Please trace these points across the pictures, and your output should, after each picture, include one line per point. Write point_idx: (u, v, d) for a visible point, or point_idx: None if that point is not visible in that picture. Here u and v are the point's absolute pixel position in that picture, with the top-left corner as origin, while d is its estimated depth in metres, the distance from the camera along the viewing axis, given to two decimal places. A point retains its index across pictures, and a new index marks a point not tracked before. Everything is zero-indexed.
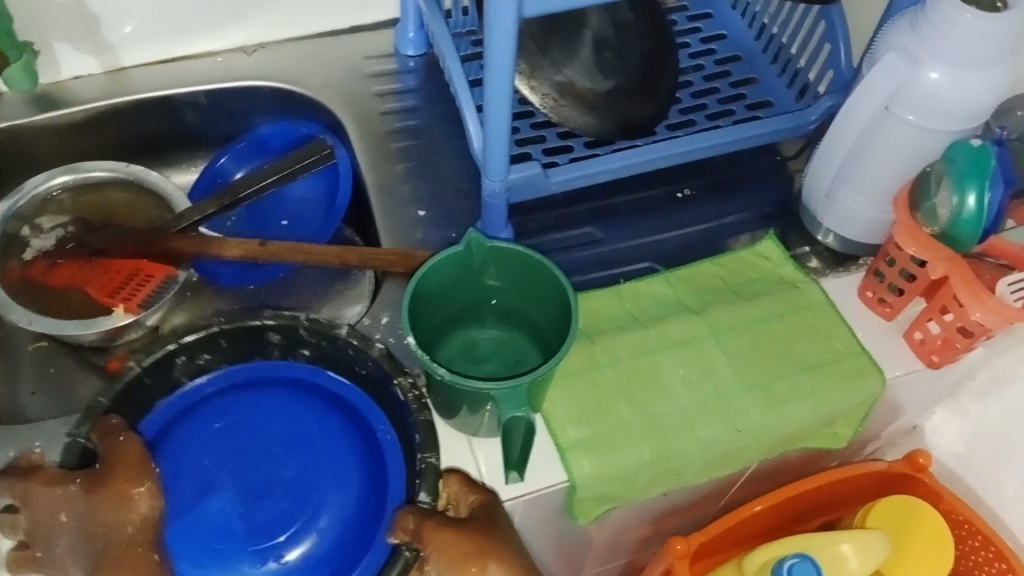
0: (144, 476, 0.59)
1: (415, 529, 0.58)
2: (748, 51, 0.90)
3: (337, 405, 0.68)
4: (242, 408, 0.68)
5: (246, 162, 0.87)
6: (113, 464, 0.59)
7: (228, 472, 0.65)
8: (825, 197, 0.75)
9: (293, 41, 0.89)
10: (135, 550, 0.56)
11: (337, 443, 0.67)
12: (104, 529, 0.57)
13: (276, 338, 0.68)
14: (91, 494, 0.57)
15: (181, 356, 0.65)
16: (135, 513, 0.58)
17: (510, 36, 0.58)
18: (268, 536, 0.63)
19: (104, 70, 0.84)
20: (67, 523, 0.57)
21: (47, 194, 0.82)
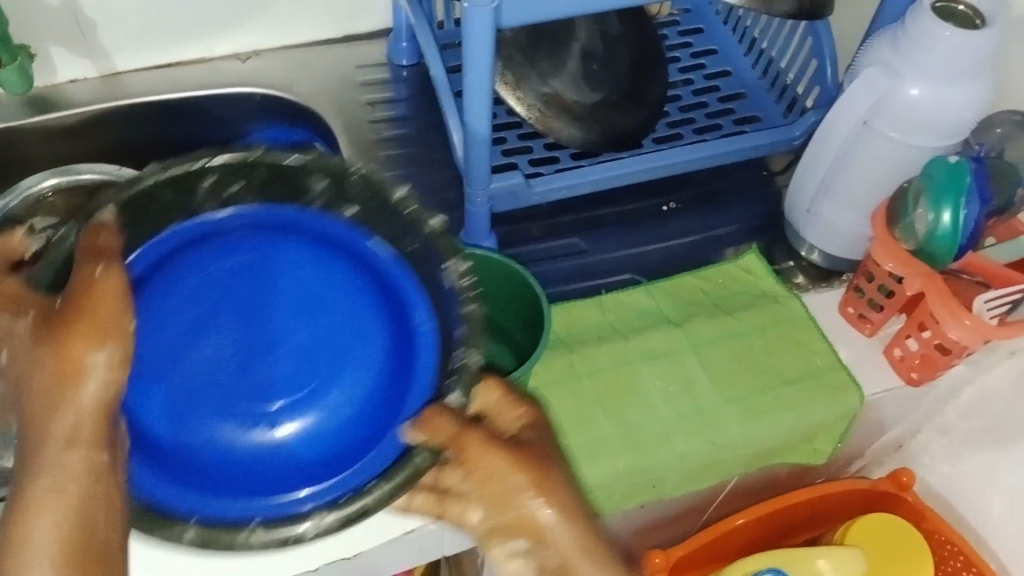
0: (112, 340, 0.43)
1: (453, 437, 0.49)
2: (738, 66, 0.91)
3: (375, 279, 0.52)
4: (257, 237, 0.51)
5: None
6: (77, 307, 0.43)
7: (223, 316, 0.51)
8: (806, 212, 0.75)
9: (286, 49, 0.90)
10: (76, 451, 0.42)
11: (360, 320, 0.52)
12: (43, 399, 0.42)
13: (320, 184, 0.51)
14: (37, 343, 0.43)
15: (211, 175, 0.49)
16: (80, 395, 0.42)
17: (486, 45, 0.59)
18: (265, 403, 0.52)
19: (99, 74, 0.85)
20: (19, 361, 0.44)
21: (40, 195, 0.83)
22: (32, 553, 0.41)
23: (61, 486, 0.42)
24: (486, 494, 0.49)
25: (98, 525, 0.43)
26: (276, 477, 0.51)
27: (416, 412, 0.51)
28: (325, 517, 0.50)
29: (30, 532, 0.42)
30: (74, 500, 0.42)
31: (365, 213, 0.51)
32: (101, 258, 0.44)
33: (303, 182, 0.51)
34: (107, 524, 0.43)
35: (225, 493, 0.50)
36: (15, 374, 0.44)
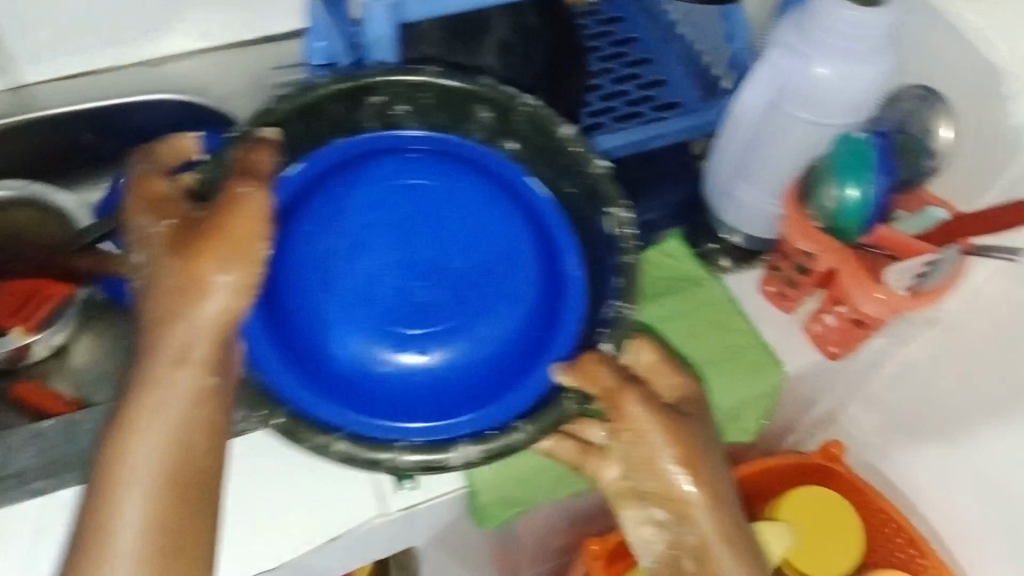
0: (239, 256, 0.52)
1: (609, 390, 0.59)
2: (658, 52, 0.91)
3: (532, 222, 0.63)
4: (416, 163, 0.63)
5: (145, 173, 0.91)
6: (206, 228, 0.52)
7: (386, 234, 0.62)
8: (725, 193, 0.75)
9: (199, 54, 0.88)
10: (196, 349, 0.52)
11: (529, 257, 0.63)
12: (173, 308, 0.51)
13: (483, 115, 0.62)
14: (173, 251, 0.52)
15: (377, 97, 0.61)
16: (204, 308, 0.51)
17: (381, 39, 0.59)
18: (392, 325, 0.61)
19: (6, 86, 0.83)
20: (155, 263, 0.53)
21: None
22: (135, 451, 0.50)
23: (167, 402, 0.51)
24: (632, 451, 0.62)
25: (195, 432, 0.52)
26: (411, 394, 0.60)
27: (566, 354, 0.60)
28: (458, 459, 0.58)
29: (138, 434, 0.50)
30: (175, 410, 0.51)
31: (523, 148, 0.64)
32: (245, 185, 0.52)
33: (469, 112, 0.63)
34: (202, 432, 0.52)
35: (361, 406, 0.59)
36: (145, 278, 0.53)
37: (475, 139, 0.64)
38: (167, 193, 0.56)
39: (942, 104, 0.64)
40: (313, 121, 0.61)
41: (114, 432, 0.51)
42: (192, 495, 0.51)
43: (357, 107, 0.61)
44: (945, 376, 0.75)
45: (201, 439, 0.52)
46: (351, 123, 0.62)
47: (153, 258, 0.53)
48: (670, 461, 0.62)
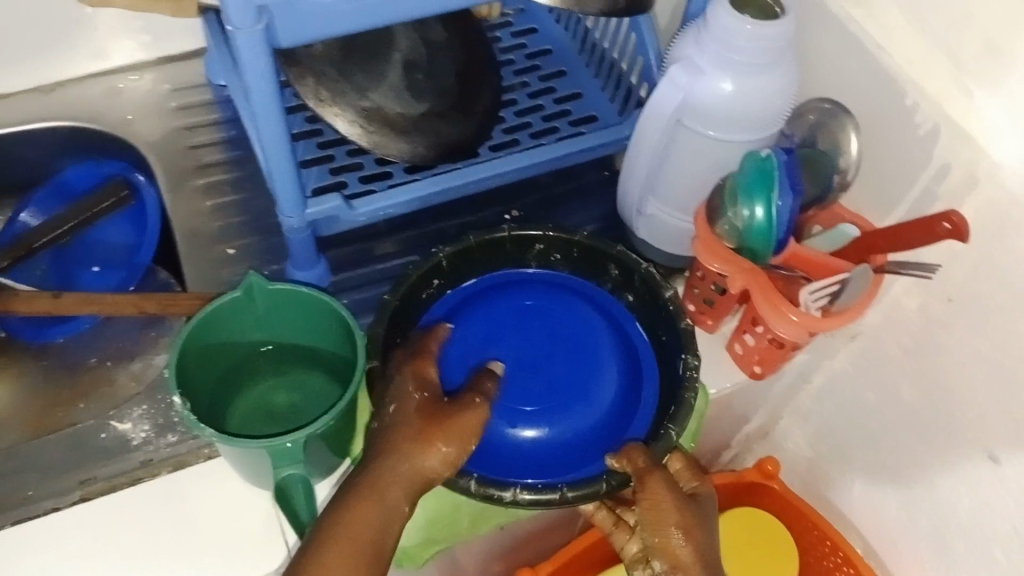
0: (457, 441, 0.54)
1: (643, 469, 0.59)
2: (573, 65, 0.89)
3: (625, 350, 0.68)
4: (541, 292, 0.70)
5: (48, 209, 0.82)
6: (461, 405, 0.56)
7: (513, 336, 0.68)
8: (636, 213, 0.73)
9: (94, 77, 0.85)
10: (389, 492, 0.53)
11: (613, 374, 0.67)
12: (402, 454, 0.53)
13: (614, 272, 0.69)
14: (417, 418, 0.55)
15: (541, 245, 0.69)
16: (423, 467, 0.53)
17: (265, 67, 0.56)
18: (529, 405, 0.65)
19: None
20: (398, 420, 0.55)
21: None
22: (338, 547, 0.51)
23: (388, 519, 0.53)
24: (648, 517, 0.59)
25: (383, 541, 0.53)
26: (525, 462, 0.63)
27: (642, 435, 0.64)
28: (518, 495, 0.58)
29: (343, 528, 0.52)
30: (378, 524, 0.52)
31: (637, 303, 0.69)
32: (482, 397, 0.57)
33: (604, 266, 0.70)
34: (388, 540, 0.53)
35: (476, 460, 0.62)
36: (383, 424, 0.55)
37: (604, 288, 0.71)
38: (433, 381, 0.58)
39: (847, 117, 0.63)
40: (475, 251, 0.69)
41: (333, 508, 0.53)
42: None
43: (526, 251, 0.70)
44: (870, 400, 0.72)
45: (386, 552, 0.53)
46: (518, 261, 0.71)
47: (399, 416, 0.55)
48: (669, 531, 0.59)
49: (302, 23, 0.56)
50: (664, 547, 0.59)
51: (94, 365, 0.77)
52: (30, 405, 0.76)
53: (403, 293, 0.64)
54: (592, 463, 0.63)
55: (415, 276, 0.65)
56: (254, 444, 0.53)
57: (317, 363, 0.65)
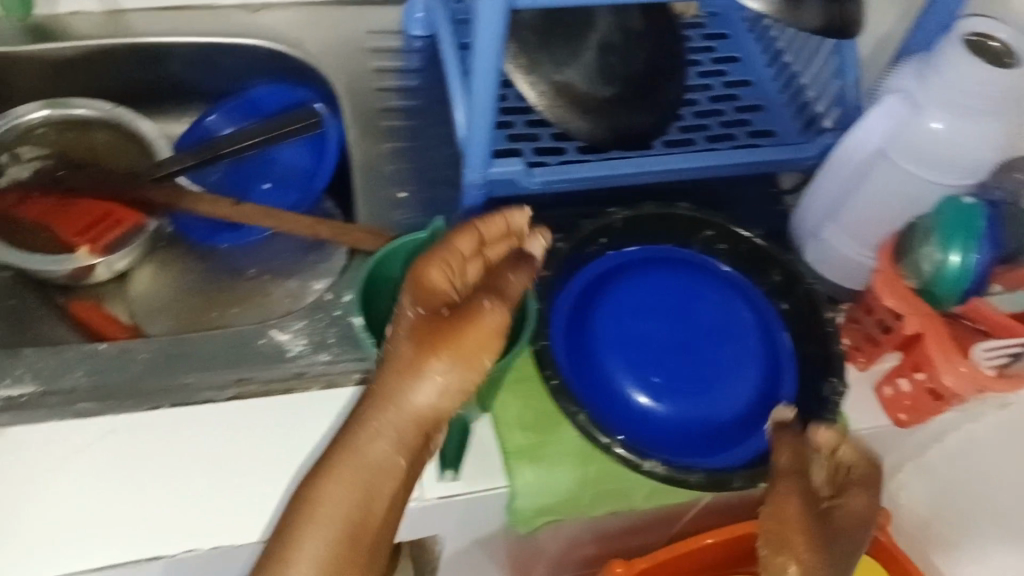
0: (453, 368, 0.51)
1: (783, 472, 0.59)
2: (760, 77, 0.88)
3: (770, 362, 0.66)
4: (714, 284, 0.69)
5: (235, 120, 0.87)
6: (462, 326, 0.51)
7: (667, 310, 0.68)
8: (810, 233, 0.72)
9: (297, 6, 0.87)
10: (378, 446, 0.52)
11: (752, 378, 0.66)
12: (390, 394, 0.51)
13: (776, 277, 0.69)
14: (416, 345, 0.51)
15: (710, 231, 0.70)
16: (415, 405, 0.51)
17: (497, 21, 0.57)
18: (665, 381, 0.65)
19: (104, 9, 0.84)
20: (396, 347, 0.52)
21: (29, 126, 0.82)
22: (330, 497, 0.51)
23: (379, 464, 0.52)
24: (772, 527, 0.58)
25: (376, 493, 0.52)
26: (645, 431, 0.63)
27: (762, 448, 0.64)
28: (655, 468, 0.60)
29: (334, 477, 0.51)
30: (368, 473, 0.51)
31: (790, 314, 0.69)
32: (493, 301, 0.52)
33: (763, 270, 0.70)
34: (383, 494, 0.52)
35: (602, 415, 0.63)
36: (382, 355, 0.53)
37: (762, 293, 0.69)
38: (443, 286, 0.52)
39: None
40: (648, 222, 0.69)
41: (322, 465, 0.52)
42: (361, 549, 0.51)
43: (692, 234, 0.71)
44: None
45: (378, 503, 0.52)
46: (682, 242, 0.71)
47: (394, 341, 0.52)
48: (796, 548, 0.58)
49: None
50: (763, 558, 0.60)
51: (253, 276, 0.81)
52: (185, 299, 0.82)
53: (574, 243, 0.67)
54: (704, 455, 0.63)
55: (586, 230, 0.68)
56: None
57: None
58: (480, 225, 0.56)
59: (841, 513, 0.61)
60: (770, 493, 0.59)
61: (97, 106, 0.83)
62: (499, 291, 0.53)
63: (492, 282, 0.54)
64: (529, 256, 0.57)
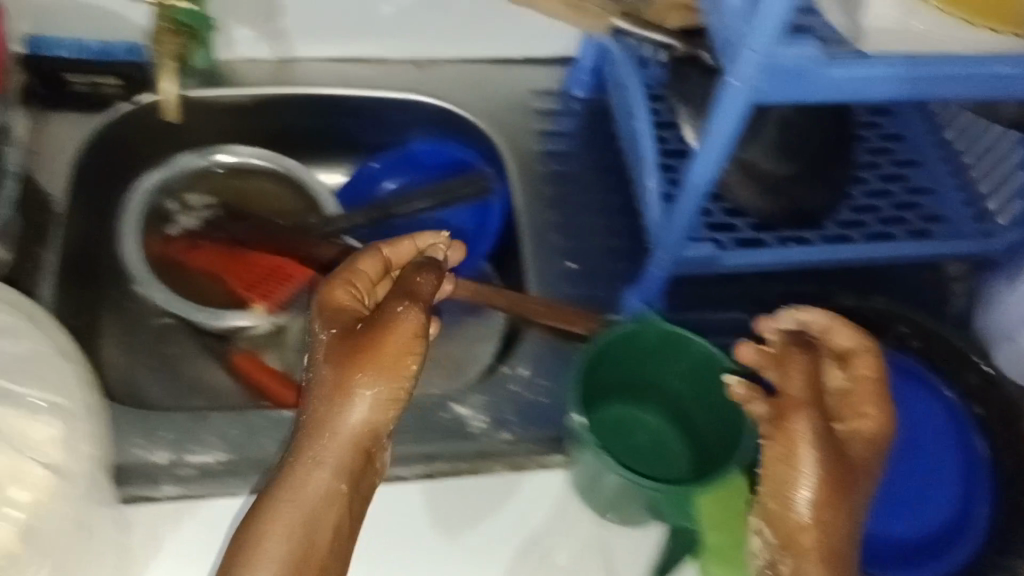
0: (382, 378, 0.54)
1: (796, 400, 0.53)
2: (929, 157, 0.86)
3: (965, 474, 0.66)
4: (913, 388, 0.68)
5: (396, 175, 0.87)
6: (382, 333, 0.55)
7: None
8: (1006, 333, 0.70)
9: (464, 63, 0.87)
10: (318, 479, 0.53)
11: (945, 489, 0.66)
12: (320, 419, 0.54)
13: (973, 380, 0.69)
14: (334, 362, 0.55)
15: (903, 327, 0.71)
16: (348, 422, 0.54)
17: (738, 117, 0.55)
18: None
19: (275, 57, 0.83)
20: (319, 374, 0.55)
21: (198, 173, 0.81)
22: (271, 535, 0.52)
23: (316, 494, 0.53)
24: (774, 452, 0.53)
25: (320, 526, 0.53)
26: None
27: (960, 562, 0.63)
28: None
29: (275, 515, 0.53)
30: (309, 508, 0.53)
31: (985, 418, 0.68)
32: (406, 303, 0.56)
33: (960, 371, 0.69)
34: (327, 527, 0.53)
35: None
36: (305, 379, 0.56)
37: (958, 399, 0.69)
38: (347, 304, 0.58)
39: None
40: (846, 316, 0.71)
41: (257, 508, 0.53)
42: None
43: (884, 330, 0.71)
44: None
45: (321, 534, 0.53)
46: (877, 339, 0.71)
47: (315, 365, 0.56)
48: (795, 474, 0.51)
49: (794, 89, 0.53)
50: (769, 512, 0.53)
51: None
52: None
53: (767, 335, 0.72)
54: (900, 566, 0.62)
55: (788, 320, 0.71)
56: (659, 491, 0.56)
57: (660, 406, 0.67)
58: (384, 247, 0.62)
59: (853, 449, 0.54)
60: (777, 424, 0.53)
61: (266, 156, 0.82)
62: (407, 290, 0.57)
63: (400, 286, 0.58)
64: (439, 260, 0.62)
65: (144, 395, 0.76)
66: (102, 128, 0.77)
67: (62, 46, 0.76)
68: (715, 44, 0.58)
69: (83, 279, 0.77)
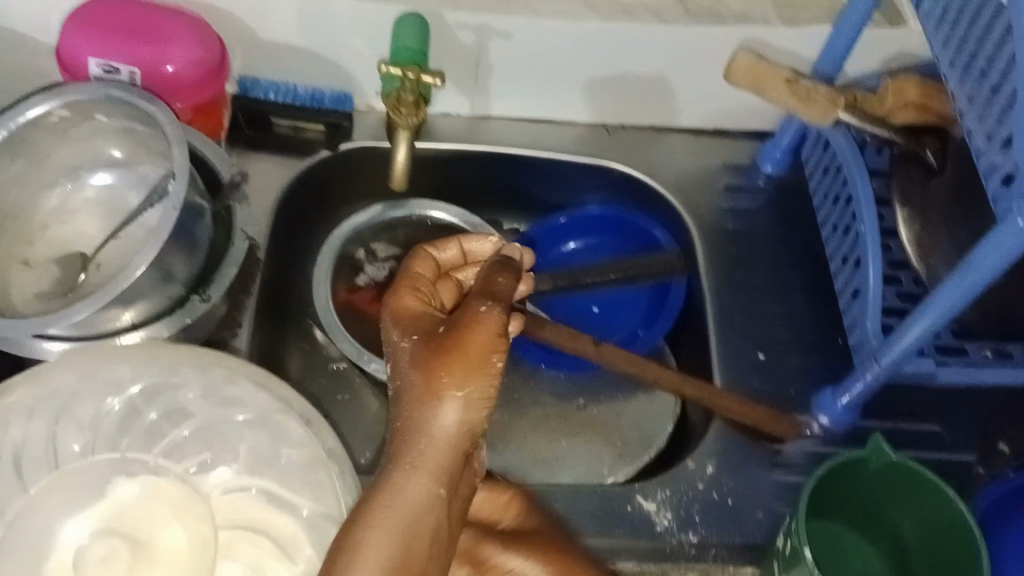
0: (472, 378, 0.49)
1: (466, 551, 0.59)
2: None
3: None
4: None
5: (573, 237, 0.86)
6: (461, 329, 0.50)
7: None
8: None
9: (654, 131, 0.85)
10: (413, 484, 0.48)
11: None
12: (411, 420, 0.49)
13: None
14: (416, 363, 0.51)
15: None
16: (438, 423, 0.49)
17: (1008, 258, 0.52)
18: None
19: (470, 113, 0.83)
20: (405, 380, 0.51)
21: (384, 223, 0.81)
22: (369, 539, 0.45)
23: (411, 499, 0.47)
24: None
25: (417, 536, 0.46)
26: None
27: None
28: None
29: (371, 520, 0.46)
30: (407, 515, 0.47)
31: None
32: (488, 302, 0.51)
33: None
34: (423, 537, 0.47)
35: None
36: (394, 386, 0.51)
37: None
38: (417, 311, 0.55)
39: None
40: None
41: (352, 518, 0.47)
42: None
43: None
44: None
45: (420, 544, 0.46)
46: None
47: (399, 373, 0.51)
48: None
49: None
50: None
51: (581, 407, 0.80)
52: (515, 420, 0.80)
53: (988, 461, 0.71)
54: None
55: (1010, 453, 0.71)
56: None
57: (876, 534, 0.64)
58: (436, 250, 0.61)
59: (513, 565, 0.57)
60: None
61: (456, 215, 0.81)
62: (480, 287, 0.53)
63: (480, 285, 0.55)
64: (512, 256, 0.59)
65: None
66: (304, 172, 0.78)
67: (271, 90, 0.77)
68: (981, 170, 0.56)
69: (274, 319, 0.77)
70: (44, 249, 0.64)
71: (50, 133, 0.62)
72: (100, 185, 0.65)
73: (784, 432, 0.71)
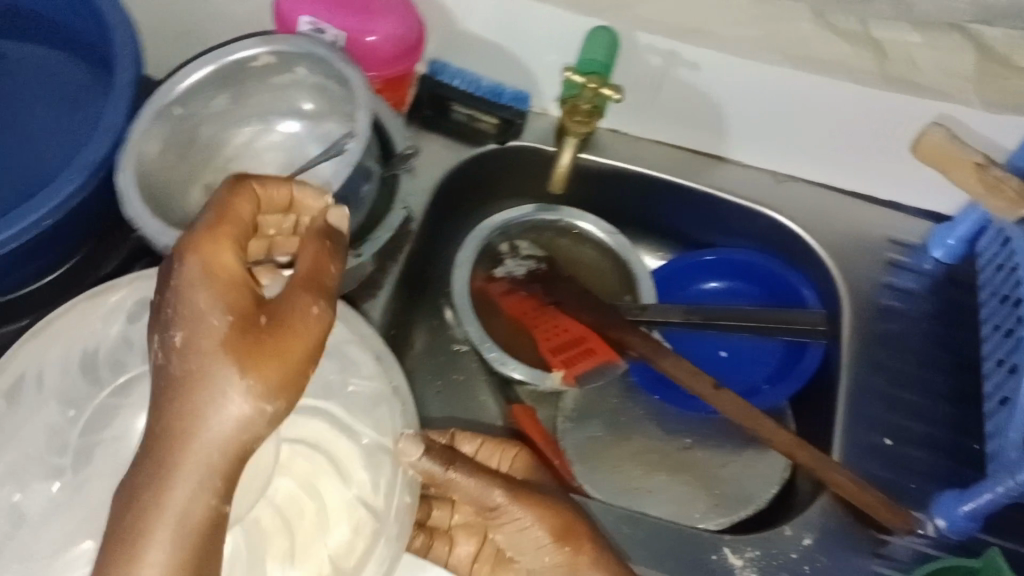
0: (283, 394, 0.44)
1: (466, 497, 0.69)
2: None
3: None
4: None
5: (716, 277, 0.85)
6: (282, 336, 0.44)
7: None
8: None
9: (820, 188, 0.83)
10: (199, 500, 0.42)
11: None
12: (202, 424, 0.42)
13: None
14: (225, 352, 0.43)
15: None
16: (234, 434, 0.43)
17: None
18: None
19: (640, 134, 0.83)
20: (201, 366, 0.42)
21: (534, 224, 0.84)
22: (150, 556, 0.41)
23: (191, 520, 0.42)
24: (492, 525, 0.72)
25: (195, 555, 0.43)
26: None
27: None
28: None
29: (151, 534, 0.42)
30: (184, 530, 0.42)
31: None
32: (317, 304, 0.46)
33: None
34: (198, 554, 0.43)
35: None
36: (180, 365, 0.43)
37: None
38: (237, 271, 0.45)
39: None
40: None
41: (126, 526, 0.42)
42: None
43: None
44: None
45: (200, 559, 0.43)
46: None
47: (196, 356, 0.42)
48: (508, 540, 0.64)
49: None
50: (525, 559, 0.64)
51: (686, 447, 0.79)
52: (615, 441, 0.80)
53: None
54: None
55: None
56: None
57: None
58: (258, 188, 0.49)
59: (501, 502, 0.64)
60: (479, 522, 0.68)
61: (603, 228, 0.83)
62: (307, 273, 0.47)
63: (303, 273, 0.47)
64: (337, 229, 0.50)
65: (431, 419, 0.79)
66: (471, 158, 0.82)
67: (458, 77, 0.79)
68: None
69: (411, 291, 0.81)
70: (226, 179, 0.69)
71: (254, 76, 0.67)
72: (286, 132, 0.70)
73: (893, 522, 0.66)
